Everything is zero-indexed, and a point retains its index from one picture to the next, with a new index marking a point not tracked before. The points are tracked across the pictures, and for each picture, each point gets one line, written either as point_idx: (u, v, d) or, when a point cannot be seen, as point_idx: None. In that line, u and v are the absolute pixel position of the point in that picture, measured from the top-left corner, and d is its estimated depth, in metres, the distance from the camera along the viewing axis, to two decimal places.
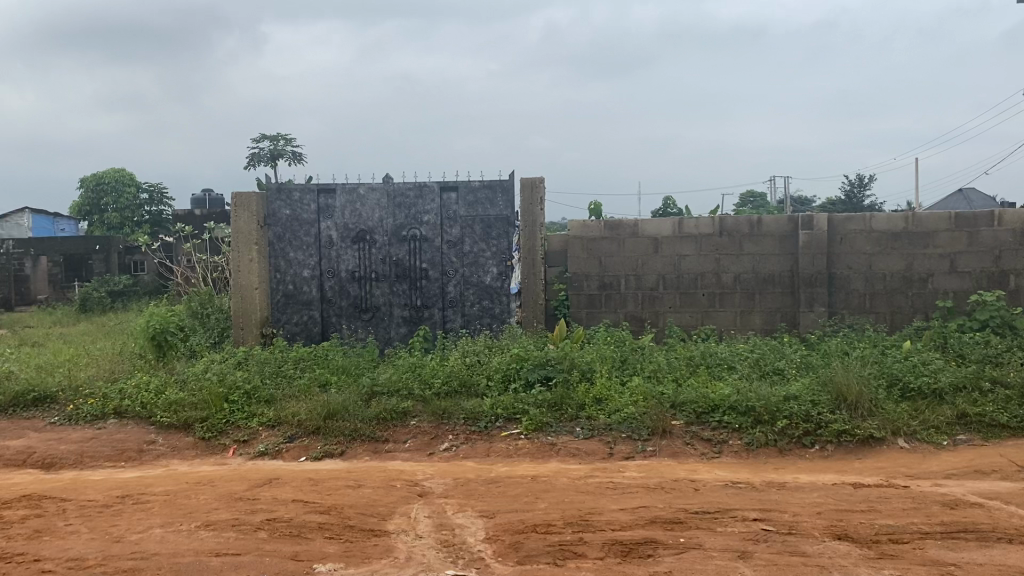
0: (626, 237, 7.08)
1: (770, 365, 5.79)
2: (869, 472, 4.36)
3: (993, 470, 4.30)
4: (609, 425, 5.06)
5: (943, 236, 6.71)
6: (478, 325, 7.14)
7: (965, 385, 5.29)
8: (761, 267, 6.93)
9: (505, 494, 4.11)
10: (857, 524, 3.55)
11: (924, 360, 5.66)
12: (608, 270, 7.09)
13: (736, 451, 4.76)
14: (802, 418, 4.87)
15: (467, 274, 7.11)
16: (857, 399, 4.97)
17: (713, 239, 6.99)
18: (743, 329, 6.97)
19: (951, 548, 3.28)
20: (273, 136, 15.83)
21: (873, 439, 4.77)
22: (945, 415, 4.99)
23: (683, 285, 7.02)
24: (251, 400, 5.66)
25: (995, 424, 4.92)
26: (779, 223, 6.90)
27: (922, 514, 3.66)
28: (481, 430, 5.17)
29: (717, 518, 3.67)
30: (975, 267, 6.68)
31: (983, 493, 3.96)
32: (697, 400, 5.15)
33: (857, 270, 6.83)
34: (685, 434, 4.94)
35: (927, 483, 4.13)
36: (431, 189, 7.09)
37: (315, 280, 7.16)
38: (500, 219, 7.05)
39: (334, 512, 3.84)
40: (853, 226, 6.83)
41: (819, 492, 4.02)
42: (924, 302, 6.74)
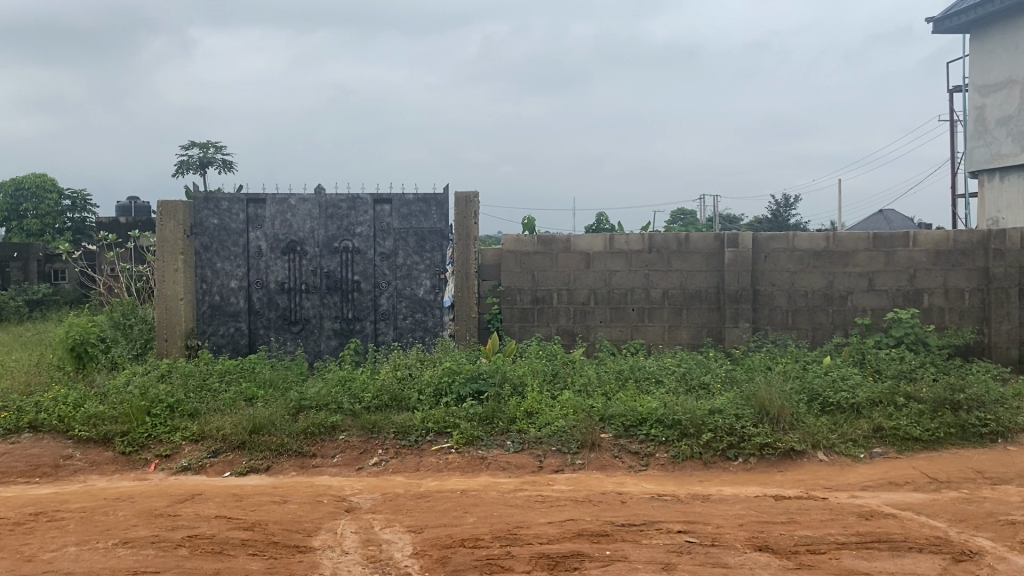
0: (558, 252, 7.14)
1: (696, 379, 5.91)
2: (788, 484, 4.48)
3: (906, 482, 4.46)
4: (539, 438, 5.08)
5: (861, 256, 6.94)
6: (410, 338, 7.10)
7: (881, 400, 5.48)
8: (689, 283, 7.07)
9: (434, 509, 4.09)
10: (777, 536, 3.64)
11: (843, 376, 5.84)
12: (540, 285, 7.14)
13: (663, 463, 4.84)
14: (726, 431, 4.97)
15: (400, 287, 7.07)
16: (779, 413, 5.10)
17: (642, 255, 7.10)
18: (671, 343, 7.09)
19: (865, 558, 3.39)
20: (203, 144, 15.47)
21: (793, 452, 4.90)
22: (863, 429, 5.15)
23: (615, 299, 7.11)
24: (174, 414, 5.52)
25: (909, 437, 5.10)
26: (706, 241, 7.05)
27: (839, 525, 3.78)
28: (411, 445, 5.13)
29: (643, 531, 3.72)
30: (892, 285, 6.91)
31: (897, 504, 4.11)
32: (624, 413, 5.21)
33: (780, 288, 7.03)
34: (613, 446, 5.00)
35: (844, 495, 4.27)
36: (364, 201, 7.03)
37: (243, 291, 7.04)
38: (434, 232, 7.04)
39: (258, 528, 3.78)
40: (776, 245, 7.03)
41: (741, 504, 4.11)
42: (844, 319, 6.97)
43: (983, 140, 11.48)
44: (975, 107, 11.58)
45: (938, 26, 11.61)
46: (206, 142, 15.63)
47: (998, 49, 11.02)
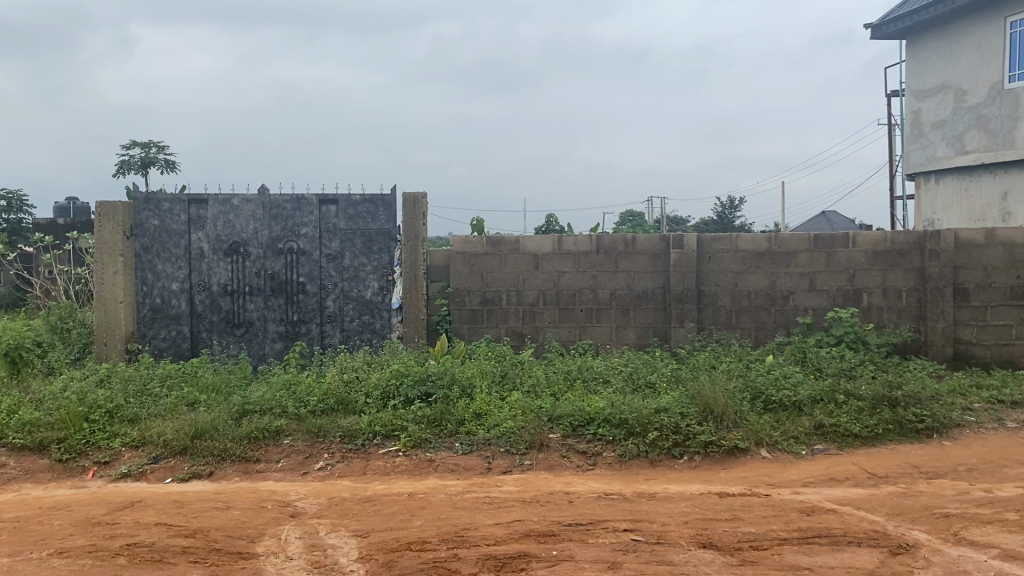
0: (507, 253, 7.14)
1: (642, 379, 5.96)
2: (733, 481, 4.54)
3: (846, 478, 4.55)
4: (487, 440, 5.07)
5: (802, 256, 7.08)
6: (357, 341, 7.03)
7: (822, 398, 5.59)
8: (636, 284, 7.13)
9: (380, 513, 4.05)
10: (721, 532, 3.69)
11: (785, 374, 5.94)
12: (489, 286, 7.12)
13: (610, 462, 4.86)
14: (672, 430, 5.02)
15: (347, 289, 7.00)
16: (723, 411, 5.16)
17: (590, 256, 7.14)
18: (618, 343, 7.14)
19: (806, 553, 3.45)
20: (144, 143, 15.13)
21: (737, 450, 4.97)
22: (804, 426, 5.25)
23: (563, 300, 7.13)
24: (113, 420, 5.38)
25: (849, 433, 5.21)
26: (653, 242, 7.12)
27: (781, 521, 3.84)
28: (357, 448, 5.08)
29: (590, 530, 3.74)
30: (833, 285, 7.06)
31: (837, 500, 4.19)
32: (572, 413, 5.23)
33: (724, 288, 7.13)
34: (561, 447, 5.01)
35: (787, 491, 4.34)
36: (309, 201, 6.95)
37: (185, 294, 6.90)
38: (381, 233, 7.00)
39: (199, 535, 3.70)
40: (720, 246, 7.13)
41: (687, 502, 4.15)
42: (786, 318, 7.09)
43: (919, 143, 11.78)
44: (911, 111, 11.89)
45: (876, 32, 11.84)
46: (148, 141, 15.29)
47: (934, 56, 11.32)
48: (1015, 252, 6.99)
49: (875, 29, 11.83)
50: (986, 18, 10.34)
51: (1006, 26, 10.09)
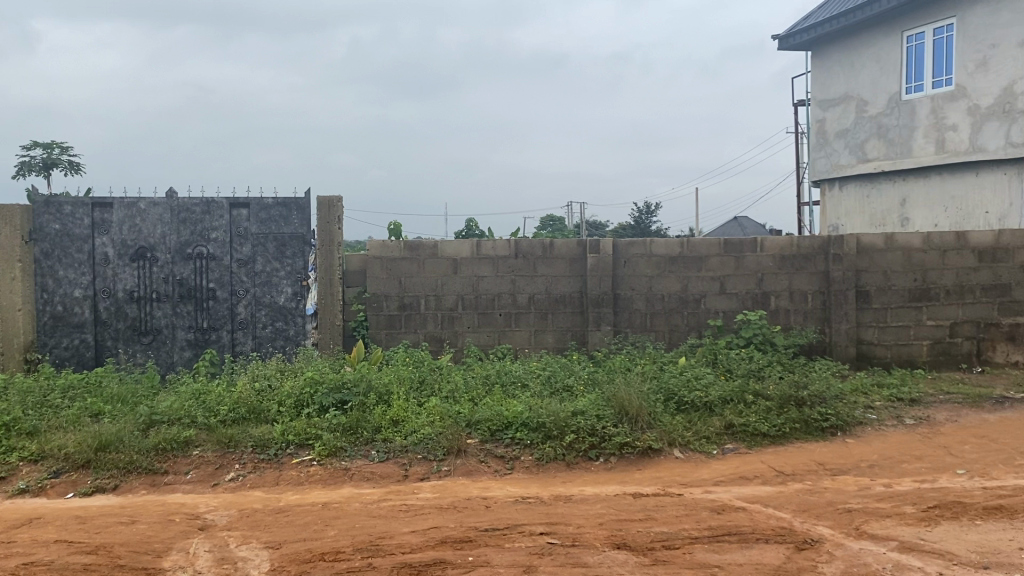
0: (426, 258, 7.09)
1: (560, 383, 6.00)
2: (647, 482, 4.61)
3: (755, 476, 4.68)
4: (404, 447, 5.02)
5: (713, 260, 7.26)
6: (270, 348, 6.87)
7: (732, 398, 5.73)
8: (553, 288, 7.19)
9: (293, 523, 3.97)
10: (634, 533, 3.74)
11: (696, 375, 6.08)
12: (407, 291, 7.06)
13: (527, 466, 4.88)
14: (588, 432, 5.07)
15: (259, 294, 6.84)
16: (638, 412, 5.25)
17: (509, 260, 7.15)
18: (536, 347, 7.18)
19: (716, 551, 3.53)
20: (46, 144, 14.52)
21: (651, 451, 5.06)
22: (715, 426, 5.38)
23: (482, 305, 7.13)
24: (10, 433, 5.14)
25: (758, 433, 5.36)
26: (569, 246, 7.19)
27: (693, 520, 3.92)
28: (270, 458, 4.97)
29: (506, 534, 3.74)
30: (742, 288, 7.27)
31: (747, 498, 4.31)
32: (490, 418, 5.24)
33: (639, 292, 7.24)
34: (479, 452, 5.00)
35: (699, 490, 4.44)
36: (219, 205, 6.79)
37: (88, 301, 6.65)
38: (295, 238, 6.87)
39: (102, 551, 3.56)
40: (635, 251, 7.24)
41: (602, 503, 4.20)
42: (698, 321, 7.26)
43: (823, 152, 12.22)
44: (816, 121, 12.33)
45: (782, 43, 12.21)
46: (50, 141, 14.68)
47: (837, 68, 11.76)
48: (912, 256, 7.33)
49: (782, 40, 12.20)
50: (885, 32, 10.78)
51: (903, 40, 10.56)
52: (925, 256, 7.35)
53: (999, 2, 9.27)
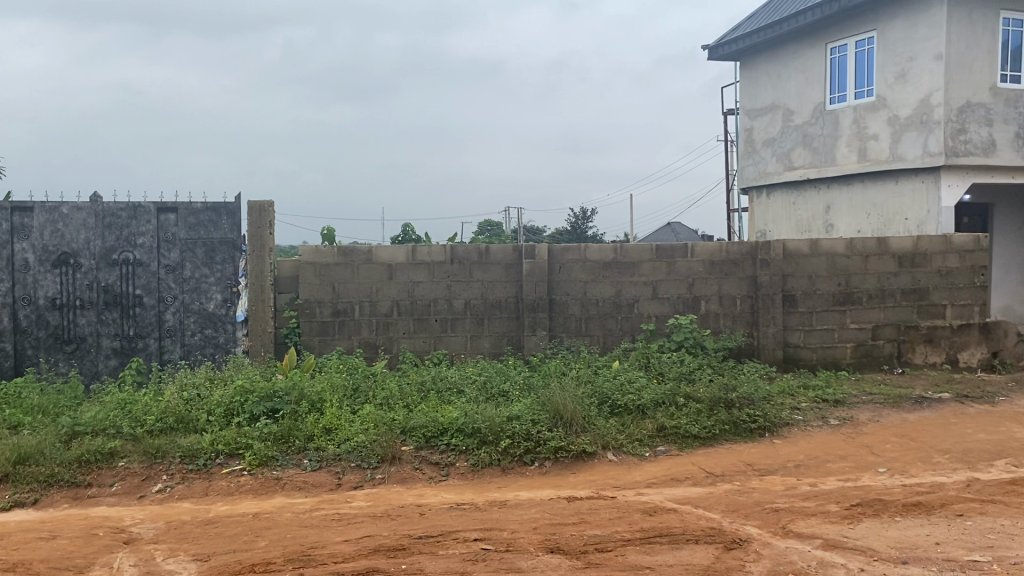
0: (360, 263, 7.03)
1: (495, 388, 6.01)
2: (581, 485, 4.65)
3: (686, 477, 4.76)
4: (337, 455, 4.97)
5: (646, 266, 7.37)
6: (199, 356, 6.72)
7: (664, 401, 5.82)
8: (489, 293, 7.20)
9: (222, 535, 3.90)
10: (567, 537, 3.77)
11: (629, 379, 6.15)
12: (341, 297, 6.99)
13: (462, 473, 4.87)
14: (523, 437, 5.09)
15: (188, 301, 6.69)
16: (572, 416, 5.29)
17: (444, 266, 7.14)
18: (472, 353, 7.18)
19: (647, 552, 3.58)
20: None
21: (585, 454, 5.11)
22: (647, 429, 5.46)
23: (417, 311, 7.10)
24: None
25: (689, 435, 5.45)
26: (505, 252, 7.21)
27: (626, 522, 3.97)
28: (199, 469, 4.86)
29: (440, 541, 3.74)
30: (674, 293, 7.39)
31: (678, 499, 4.38)
32: (425, 424, 5.21)
33: (574, 297, 7.30)
34: (414, 459, 4.98)
35: (631, 493, 4.49)
36: (146, 209, 6.62)
37: (7, 309, 6.42)
38: (225, 243, 6.75)
39: (20, 568, 3.44)
40: (570, 256, 7.29)
41: (536, 508, 4.22)
42: (631, 325, 7.36)
43: (752, 159, 12.51)
44: (745, 129, 12.62)
45: (711, 53, 12.47)
46: None
47: (764, 78, 12.06)
48: (836, 261, 7.54)
49: (712, 50, 12.45)
50: (810, 44, 11.10)
51: (828, 52, 10.89)
52: (849, 261, 7.57)
53: (915, 17, 9.55)
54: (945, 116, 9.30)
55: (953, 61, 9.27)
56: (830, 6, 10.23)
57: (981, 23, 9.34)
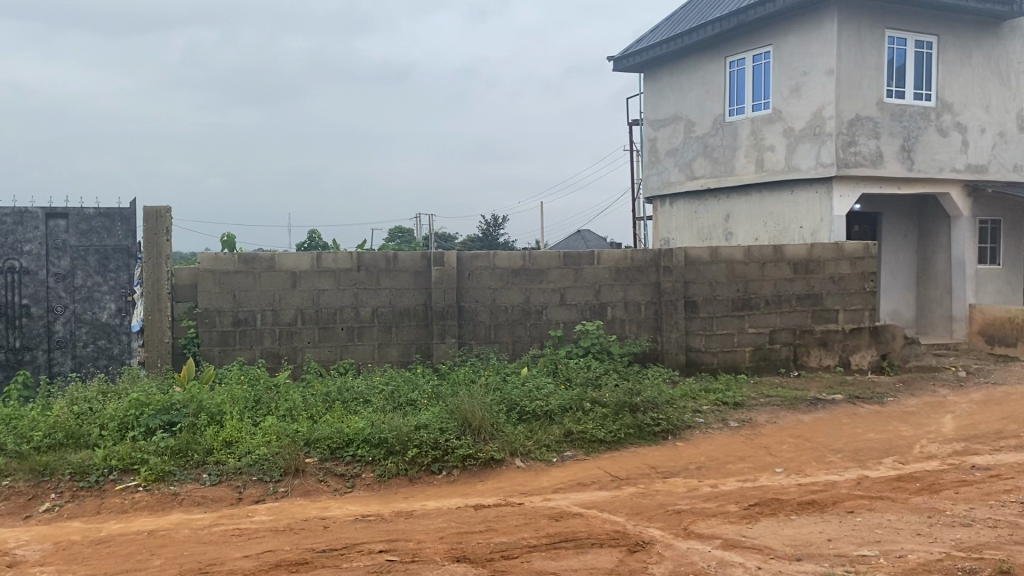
0: (262, 271, 6.87)
1: (403, 397, 5.95)
2: (489, 493, 4.65)
3: (592, 481, 4.82)
4: (237, 469, 4.83)
5: (554, 273, 7.44)
6: (92, 368, 6.44)
7: (571, 406, 5.88)
8: (397, 301, 7.14)
9: (115, 554, 3.74)
10: (474, 545, 3.76)
11: (538, 385, 6.18)
12: (242, 306, 6.82)
13: (368, 484, 4.81)
14: (431, 445, 5.07)
15: (79, 311, 6.41)
16: (480, 424, 5.29)
17: (350, 273, 7.05)
18: (380, 361, 7.10)
19: (553, 558, 3.61)
20: None
21: (493, 461, 5.11)
22: (554, 434, 5.50)
23: (322, 319, 6.98)
24: None
25: (595, 439, 5.53)
26: (413, 259, 7.16)
27: (532, 528, 3.99)
28: (90, 486, 4.66)
29: (344, 554, 3.68)
30: (581, 300, 7.49)
31: (584, 504, 4.43)
32: (330, 435, 5.12)
33: (483, 304, 7.30)
34: (318, 471, 4.89)
35: (538, 498, 4.52)
36: (33, 215, 6.32)
37: None
38: (119, 250, 6.51)
39: None
40: (478, 263, 7.30)
41: (442, 517, 4.20)
42: (539, 332, 7.41)
43: (656, 169, 12.80)
44: (649, 139, 12.90)
45: (617, 64, 12.70)
46: None
47: (667, 89, 12.36)
48: (736, 268, 7.78)
49: (617, 61, 12.69)
50: (710, 57, 11.43)
51: (726, 65, 11.23)
52: (747, 268, 7.82)
53: (808, 34, 9.95)
54: (836, 128, 9.70)
55: (843, 77, 9.69)
56: (728, 22, 10.53)
57: (868, 41, 9.80)
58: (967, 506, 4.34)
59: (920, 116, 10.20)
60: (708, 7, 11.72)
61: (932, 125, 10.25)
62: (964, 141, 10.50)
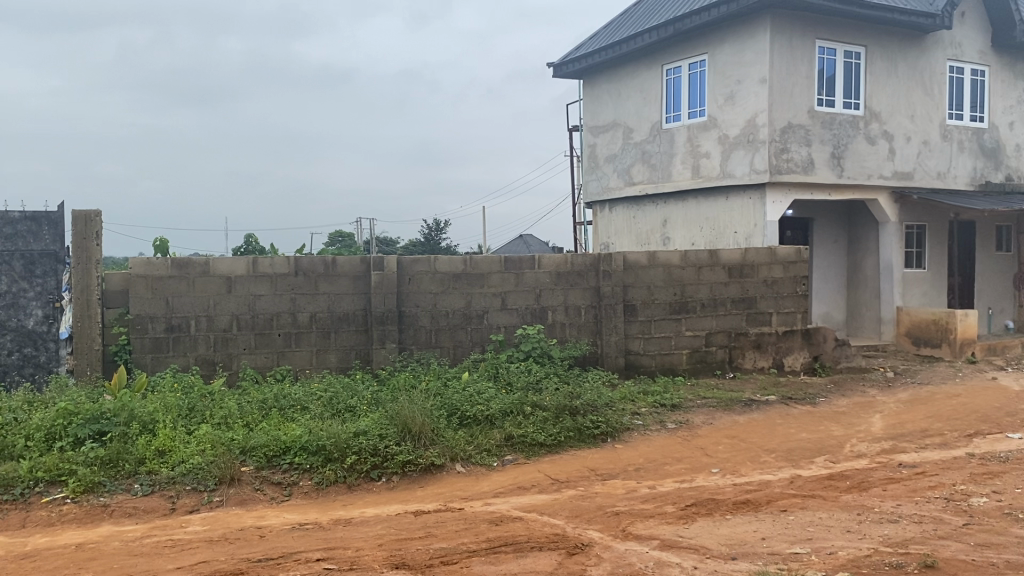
0: (196, 276, 6.74)
1: (341, 404, 5.89)
2: (428, 499, 4.63)
3: (532, 485, 4.84)
4: (170, 479, 4.73)
5: (495, 277, 7.45)
6: (18, 376, 6.34)
7: (512, 410, 5.89)
8: (336, 306, 7.06)
9: (41, 569, 3.62)
10: (413, 551, 3.75)
11: (478, 390, 6.18)
12: (176, 311, 6.67)
13: (306, 492, 4.75)
14: (370, 452, 5.03)
15: (4, 318, 6.32)
16: (420, 429, 5.26)
17: (288, 278, 6.95)
18: (319, 367, 7.01)
19: (492, 563, 3.61)
20: None
21: (433, 467, 5.09)
22: (495, 439, 5.51)
23: (259, 325, 6.87)
24: None
25: (535, 443, 5.55)
26: (352, 263, 7.10)
27: (472, 533, 3.99)
28: (15, 499, 4.50)
29: (280, 563, 3.62)
30: (522, 304, 7.52)
31: (524, 507, 4.44)
32: (267, 443, 5.04)
33: (424, 308, 7.27)
34: (255, 479, 4.81)
35: (478, 503, 4.52)
36: None
37: None
38: (45, 256, 6.44)
39: None
40: (419, 268, 7.26)
41: (381, 524, 4.17)
42: (480, 336, 7.42)
43: (595, 174, 12.92)
44: (589, 145, 13.02)
45: (557, 70, 12.78)
46: None
47: (606, 95, 12.48)
48: (673, 272, 7.90)
49: (557, 67, 12.78)
50: (648, 64, 11.58)
51: (664, 73, 11.40)
52: (684, 272, 7.95)
53: (742, 43, 10.16)
54: (769, 136, 9.92)
55: (776, 86, 9.91)
56: (665, 31, 10.67)
57: (800, 50, 10.05)
58: (894, 503, 4.48)
59: (849, 125, 10.50)
60: (645, 15, 11.88)
61: (860, 133, 10.57)
62: (891, 149, 10.85)
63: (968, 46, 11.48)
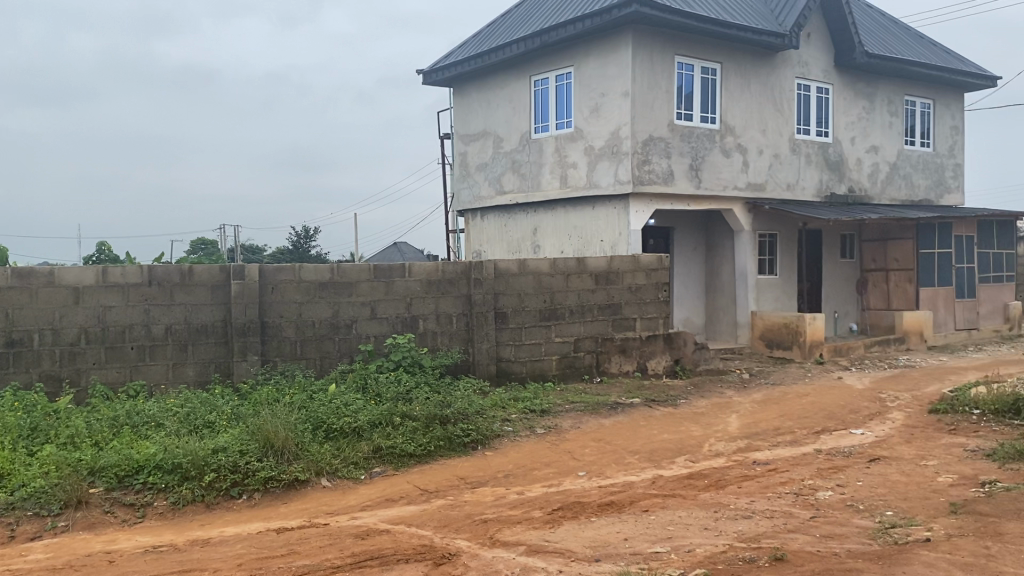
0: (38, 287, 6.36)
1: (199, 419, 5.66)
2: (292, 515, 4.51)
3: (401, 497, 4.80)
4: (9, 504, 4.41)
5: (363, 286, 7.35)
6: None
7: (381, 421, 5.82)
8: (193, 317, 6.78)
9: None
10: (274, 570, 3.64)
11: (346, 402, 6.08)
12: (16, 325, 6.29)
13: (160, 513, 4.53)
14: (230, 469, 4.86)
15: None
16: (284, 444, 5.12)
17: (140, 288, 6.64)
18: (175, 382, 6.70)
19: None
20: None
21: (297, 482, 4.96)
22: (362, 451, 5.43)
23: (109, 338, 6.51)
24: None
25: (404, 454, 5.51)
26: (211, 272, 6.85)
27: (336, 549, 3.91)
28: None
29: None
30: (392, 313, 7.45)
31: (391, 519, 4.40)
32: (118, 462, 4.79)
33: (288, 319, 7.08)
34: (104, 502, 4.55)
35: (344, 517, 4.44)
36: None
37: None
38: None
39: None
40: (283, 276, 7.08)
41: (241, 543, 4.03)
42: (349, 346, 7.30)
43: (467, 183, 12.97)
44: (459, 153, 13.06)
45: (426, 77, 12.77)
46: None
47: (476, 104, 12.56)
48: (541, 279, 8.02)
49: (425, 75, 12.77)
50: (516, 75, 11.73)
51: (531, 84, 11.58)
52: (553, 280, 8.08)
53: (607, 57, 10.45)
54: (632, 147, 10.23)
55: (639, 99, 10.24)
56: (532, 42, 10.84)
57: (661, 65, 10.43)
58: (748, 500, 4.69)
59: (706, 138, 10.98)
60: (513, 25, 12.02)
61: (717, 146, 11.07)
62: (745, 162, 11.41)
63: (814, 66, 12.21)
